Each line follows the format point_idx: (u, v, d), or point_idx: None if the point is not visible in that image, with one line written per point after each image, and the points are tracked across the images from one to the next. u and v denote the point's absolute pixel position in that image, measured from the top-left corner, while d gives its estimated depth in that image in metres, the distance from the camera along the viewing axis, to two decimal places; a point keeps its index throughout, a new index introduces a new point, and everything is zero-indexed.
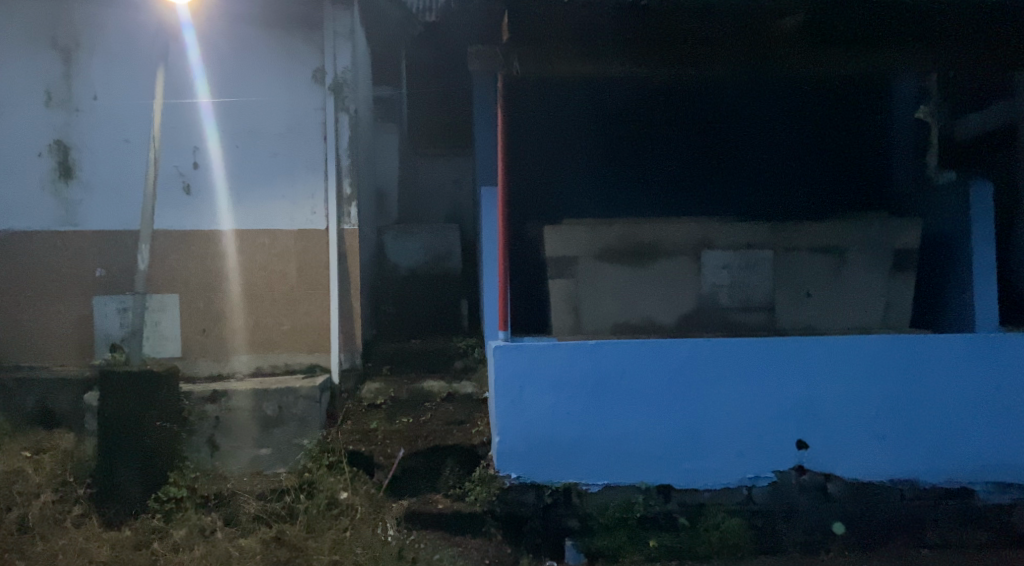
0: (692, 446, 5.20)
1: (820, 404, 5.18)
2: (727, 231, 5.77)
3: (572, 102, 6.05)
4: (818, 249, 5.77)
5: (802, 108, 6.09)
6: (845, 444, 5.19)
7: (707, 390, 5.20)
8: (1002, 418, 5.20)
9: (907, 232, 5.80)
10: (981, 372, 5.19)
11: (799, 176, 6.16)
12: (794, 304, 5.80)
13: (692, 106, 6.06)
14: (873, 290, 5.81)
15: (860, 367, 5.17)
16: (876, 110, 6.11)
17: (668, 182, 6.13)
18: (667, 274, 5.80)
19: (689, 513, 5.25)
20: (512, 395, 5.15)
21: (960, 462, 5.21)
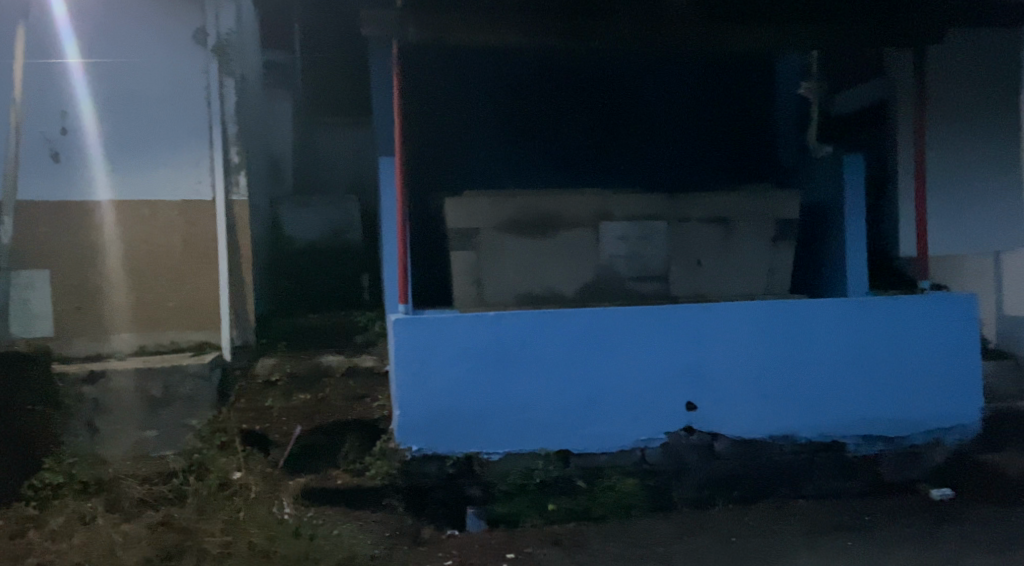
0: (591, 411, 5.27)
1: (710, 367, 5.36)
2: (624, 203, 6.28)
3: (482, 79, 6.58)
4: (707, 220, 6.40)
5: (698, 84, 6.79)
6: (733, 405, 5.38)
7: (605, 357, 5.28)
8: (874, 373, 5.49)
9: (787, 204, 6.46)
10: (857, 333, 5.47)
11: (696, 146, 6.82)
12: (688, 274, 6.42)
13: (597, 80, 6.68)
14: (749, 258, 6.48)
15: (747, 330, 5.38)
16: (761, 87, 6.85)
17: (577, 152, 6.74)
18: (568, 244, 6.24)
19: (588, 476, 5.30)
20: (413, 368, 5.11)
21: (837, 416, 5.47)
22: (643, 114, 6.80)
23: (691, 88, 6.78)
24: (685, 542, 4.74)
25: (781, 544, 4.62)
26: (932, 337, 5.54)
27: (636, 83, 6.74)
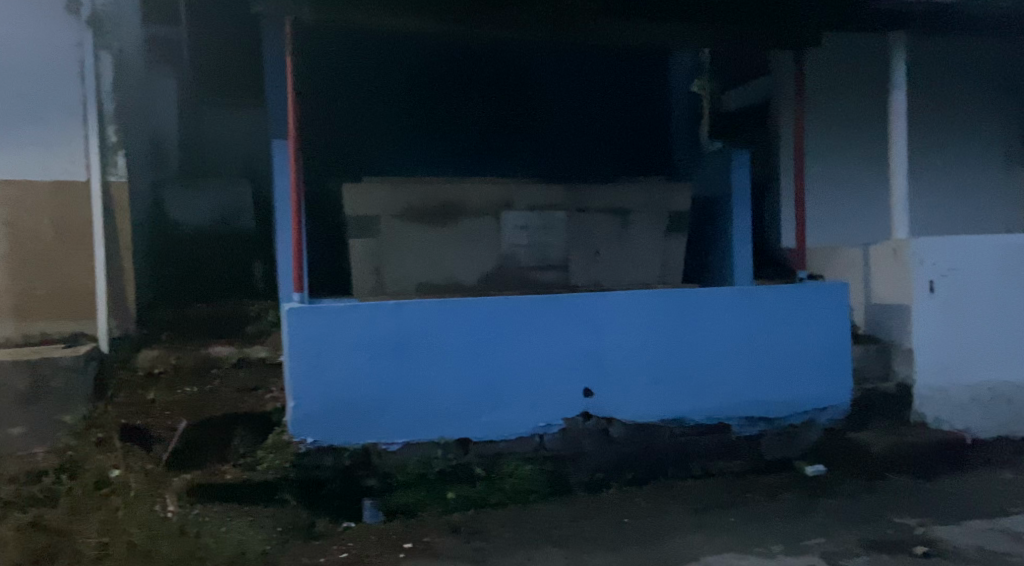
0: (490, 399, 5.28)
1: (606, 354, 5.46)
2: (524, 193, 6.31)
3: (381, 64, 6.48)
4: (604, 210, 6.51)
5: (596, 76, 6.89)
6: (628, 390, 5.51)
7: (504, 346, 5.29)
8: (759, 357, 5.74)
9: (680, 195, 6.64)
10: (744, 319, 5.70)
11: (594, 138, 6.92)
12: (588, 263, 6.51)
13: (499, 69, 6.67)
14: (645, 248, 6.63)
15: (642, 317, 5.51)
16: (657, 80, 6.95)
17: (479, 140, 6.72)
18: (470, 233, 6.22)
19: (486, 463, 5.32)
20: (308, 358, 4.99)
21: (725, 400, 5.69)
22: (544, 104, 6.83)
23: (590, 80, 6.87)
24: (580, 525, 4.81)
25: (671, 523, 4.75)
26: (811, 323, 5.83)
27: (538, 73, 6.77)
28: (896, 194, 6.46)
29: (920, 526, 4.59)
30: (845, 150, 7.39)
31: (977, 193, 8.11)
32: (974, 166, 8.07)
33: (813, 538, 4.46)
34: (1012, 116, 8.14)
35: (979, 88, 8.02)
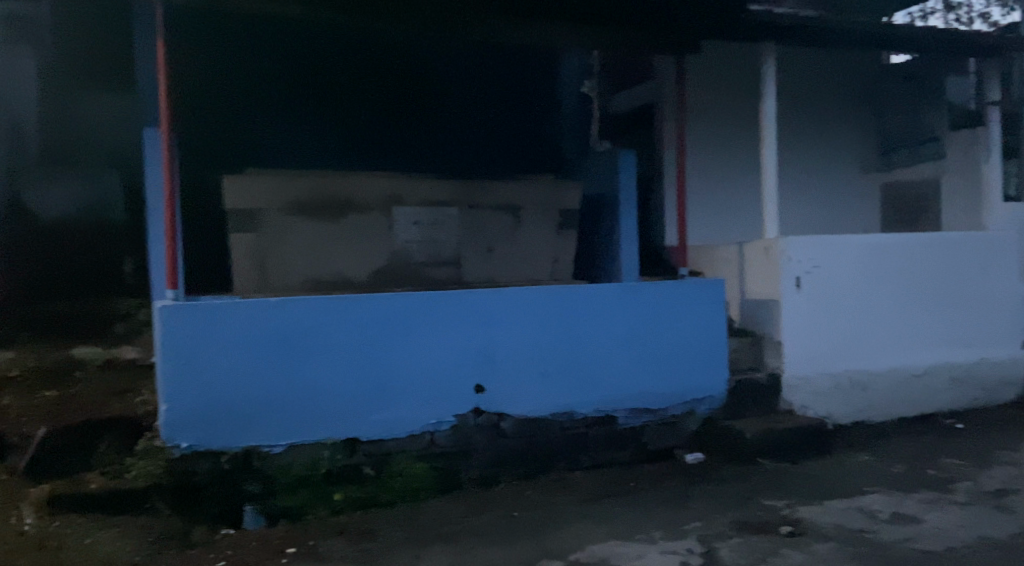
0: (379, 397, 5.19)
1: (496, 350, 5.48)
2: (416, 189, 6.23)
3: (266, 55, 6.25)
4: (495, 207, 6.54)
5: (489, 74, 6.88)
6: (518, 385, 5.54)
7: (393, 343, 5.22)
8: (643, 351, 5.92)
9: (569, 193, 6.72)
10: (629, 314, 5.86)
11: (486, 135, 6.93)
12: (479, 260, 6.54)
13: (390, 63, 6.55)
14: (536, 245, 6.72)
15: (532, 313, 5.57)
16: (548, 80, 7.04)
17: (368, 135, 6.61)
18: (359, 228, 6.10)
19: (375, 462, 5.21)
20: (184, 359, 4.76)
21: (610, 392, 5.82)
22: (436, 101, 6.77)
23: (484, 78, 6.86)
24: (468, 521, 4.79)
25: (557, 515, 4.81)
26: (692, 317, 6.06)
27: (430, 69, 6.69)
28: (767, 194, 6.76)
29: (787, 508, 4.85)
30: (722, 151, 7.72)
31: (841, 196, 8.65)
32: (839, 172, 8.61)
33: (690, 523, 4.62)
34: (869, 122, 8.71)
35: (840, 99, 8.56)
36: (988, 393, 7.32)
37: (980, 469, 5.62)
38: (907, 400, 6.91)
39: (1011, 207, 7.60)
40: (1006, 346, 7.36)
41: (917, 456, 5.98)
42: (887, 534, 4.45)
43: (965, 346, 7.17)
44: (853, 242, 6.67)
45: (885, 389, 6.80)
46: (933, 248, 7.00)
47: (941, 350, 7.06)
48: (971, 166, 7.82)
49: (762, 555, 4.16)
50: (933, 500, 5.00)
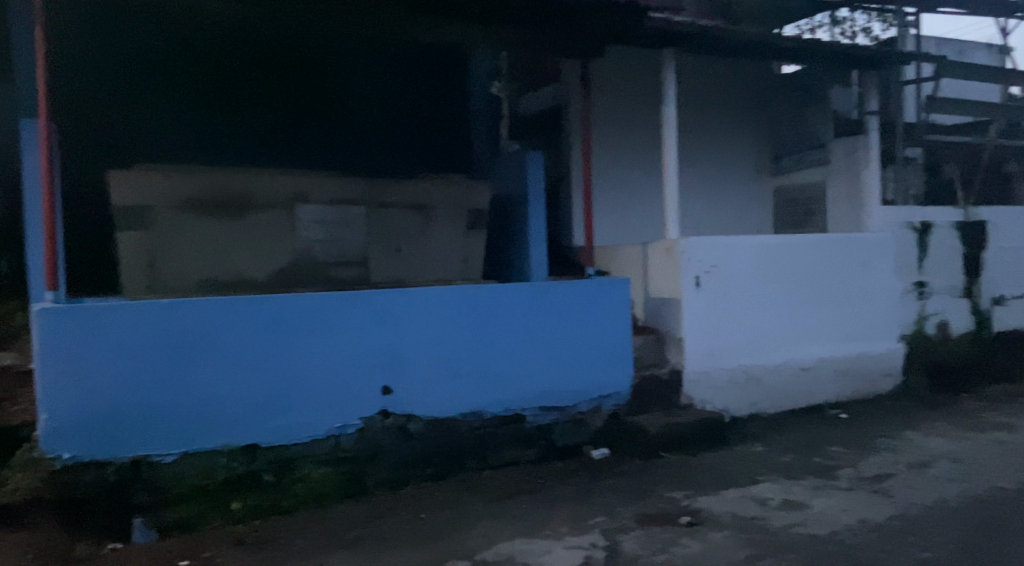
0: (280, 402, 5.03)
1: (403, 351, 5.41)
2: (320, 188, 6.17)
3: (163, 48, 5.95)
4: (403, 206, 6.52)
5: (398, 74, 6.77)
6: (425, 387, 5.48)
7: (296, 346, 5.07)
8: (550, 350, 5.96)
9: (476, 194, 6.79)
10: (536, 313, 5.90)
11: (395, 134, 6.82)
12: (387, 259, 6.48)
13: (295, 60, 6.34)
14: (445, 245, 6.69)
15: (439, 313, 5.52)
16: (457, 81, 7.00)
17: (274, 132, 6.38)
18: (260, 227, 5.98)
19: (276, 469, 5.03)
20: (66, 365, 4.49)
21: (518, 392, 5.83)
22: (344, 100, 6.61)
23: (393, 77, 6.75)
24: (374, 525, 4.70)
25: (464, 515, 4.78)
26: (596, 316, 6.15)
27: (337, 67, 6.53)
28: (668, 198, 6.94)
29: (686, 498, 4.99)
30: (625, 153, 7.88)
31: (739, 197, 9.00)
32: (737, 174, 8.96)
33: (594, 517, 4.69)
34: (762, 127, 9.10)
35: (736, 104, 8.90)
36: (871, 385, 7.76)
37: (862, 456, 5.95)
38: (797, 393, 7.24)
39: (889, 211, 8.09)
40: (884, 340, 7.84)
41: (805, 445, 6.27)
42: (778, 521, 4.65)
43: (848, 342, 7.58)
44: (748, 243, 6.93)
45: (778, 384, 7.11)
46: (818, 249, 7.38)
47: (828, 346, 7.44)
48: (852, 168, 8.12)
49: (663, 545, 4.26)
50: (820, 487, 5.25)
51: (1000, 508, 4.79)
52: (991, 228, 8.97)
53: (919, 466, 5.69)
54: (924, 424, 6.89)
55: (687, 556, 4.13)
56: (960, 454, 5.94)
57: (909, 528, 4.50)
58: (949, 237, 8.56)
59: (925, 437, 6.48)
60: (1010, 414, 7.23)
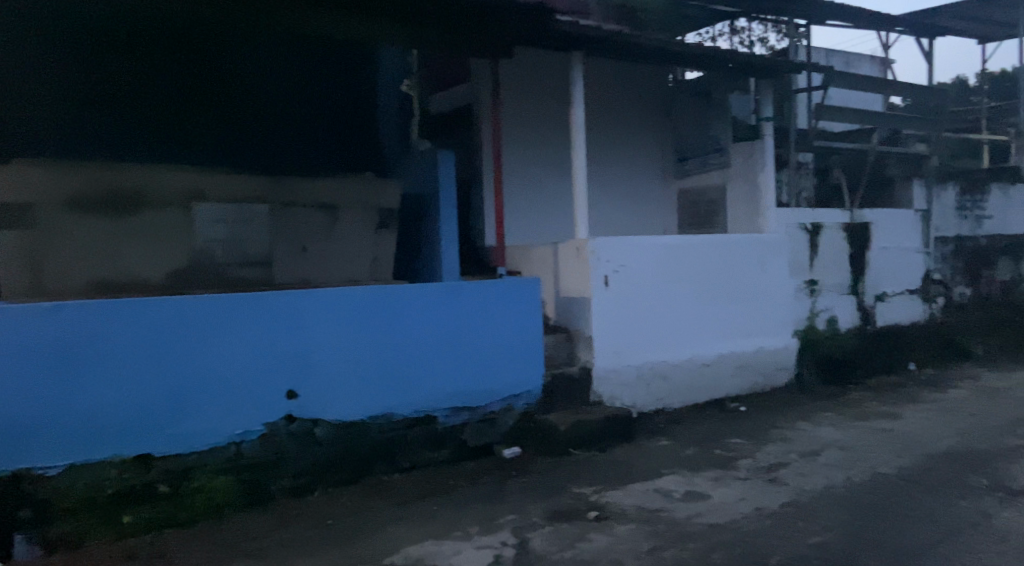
0: (178, 408, 4.83)
1: (310, 354, 5.28)
2: (218, 183, 6.00)
3: (43, 28, 5.31)
4: (309, 206, 6.41)
5: (310, 69, 6.29)
6: (332, 390, 5.36)
7: (196, 350, 4.87)
8: (460, 350, 5.94)
9: (387, 194, 6.78)
10: (446, 313, 5.87)
11: (307, 135, 6.35)
12: (292, 259, 6.37)
13: (196, 49, 5.79)
14: (355, 245, 6.66)
15: (348, 314, 5.42)
16: (370, 79, 6.63)
17: (173, 129, 5.82)
18: (155, 226, 5.81)
19: (172, 479, 4.79)
20: None
21: (430, 392, 5.79)
22: (251, 96, 6.07)
23: (303, 73, 6.26)
24: (279, 533, 4.57)
25: (373, 520, 4.71)
26: (507, 316, 6.18)
27: (243, 59, 5.98)
28: (578, 198, 7.03)
29: (594, 494, 5.07)
30: (534, 153, 7.94)
31: (645, 198, 9.24)
32: (643, 176, 9.20)
33: (504, 516, 4.70)
34: (666, 131, 9.35)
35: (640, 108, 9.11)
36: (767, 378, 8.10)
37: (758, 447, 6.20)
38: (700, 388, 7.47)
39: (784, 212, 8.47)
40: (779, 335, 8.20)
41: (705, 438, 6.48)
42: (681, 512, 4.78)
43: (747, 337, 7.88)
44: (654, 242, 7.11)
45: (682, 379, 7.31)
46: (719, 248, 7.64)
47: (728, 342, 7.72)
48: (750, 170, 8.43)
49: (571, 541, 4.31)
50: (720, 478, 5.44)
51: (883, 492, 5.08)
52: (874, 230, 9.52)
53: (810, 454, 5.98)
54: (815, 414, 7.24)
55: (593, 551, 4.19)
56: (848, 443, 6.27)
57: (801, 515, 4.71)
58: (837, 237, 9.03)
59: (816, 427, 6.81)
60: (891, 403, 7.69)
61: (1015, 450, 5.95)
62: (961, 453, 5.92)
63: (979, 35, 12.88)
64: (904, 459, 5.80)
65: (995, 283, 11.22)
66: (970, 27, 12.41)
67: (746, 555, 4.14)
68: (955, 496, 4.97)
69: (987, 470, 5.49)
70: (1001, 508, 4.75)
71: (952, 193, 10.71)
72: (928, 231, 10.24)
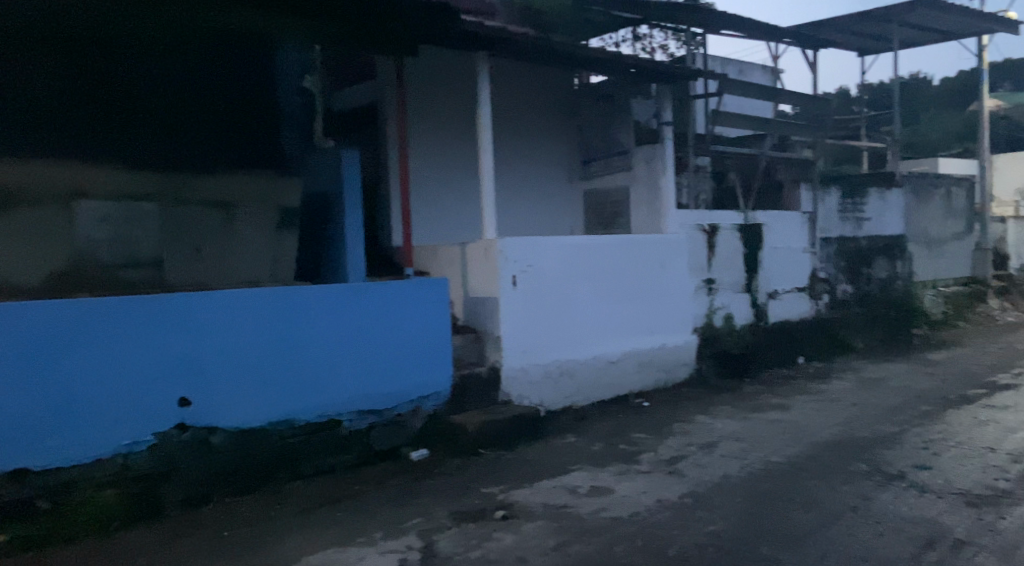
0: (58, 419, 4.57)
1: (205, 359, 5.07)
2: (103, 179, 5.68)
3: None
4: (204, 204, 6.15)
5: (203, 61, 6.04)
6: (229, 397, 5.16)
7: (79, 357, 4.64)
8: (365, 352, 5.82)
9: (288, 193, 6.61)
10: (350, 316, 5.74)
11: (203, 128, 6.10)
12: (186, 261, 6.09)
13: (74, 39, 5.52)
14: (255, 246, 6.43)
15: (246, 318, 5.24)
16: (269, 71, 6.41)
17: (52, 122, 5.48)
18: (33, 227, 5.43)
19: (52, 494, 4.54)
20: None
21: (333, 397, 5.64)
22: (139, 89, 5.81)
23: (196, 64, 6.00)
24: (171, 547, 4.36)
25: (273, 529, 4.56)
26: (413, 317, 6.09)
27: (128, 49, 5.73)
28: (485, 198, 7.03)
29: (501, 493, 5.07)
30: (441, 152, 7.88)
31: (552, 199, 9.32)
32: (550, 176, 9.28)
33: (410, 519, 4.64)
34: (571, 133, 9.47)
35: (545, 110, 9.19)
36: (669, 374, 8.31)
37: (660, 440, 6.35)
38: (606, 385, 7.60)
39: (683, 214, 8.76)
40: (681, 333, 8.43)
41: (610, 433, 6.59)
42: (586, 507, 4.84)
43: (650, 335, 8.06)
44: (561, 242, 7.18)
45: (589, 376, 7.42)
46: (624, 248, 7.80)
47: (633, 339, 7.89)
48: (652, 174, 8.63)
49: (477, 541, 4.29)
50: (624, 472, 5.54)
51: (775, 480, 5.30)
52: (766, 231, 9.94)
53: (708, 446, 6.17)
54: (714, 408, 7.48)
55: (499, 549, 4.19)
56: (743, 434, 6.51)
57: (700, 504, 4.85)
58: (733, 237, 9.39)
59: (714, 419, 7.04)
60: (783, 395, 8.04)
61: (892, 436, 6.33)
62: (845, 440, 6.25)
63: (859, 48, 13.67)
64: (794, 448, 6.07)
65: (874, 280, 11.92)
66: (850, 41, 13.14)
67: (649, 547, 4.22)
68: (840, 481, 5.23)
69: (868, 456, 5.81)
70: (881, 491, 5.03)
71: (835, 196, 11.27)
72: (814, 232, 10.80)
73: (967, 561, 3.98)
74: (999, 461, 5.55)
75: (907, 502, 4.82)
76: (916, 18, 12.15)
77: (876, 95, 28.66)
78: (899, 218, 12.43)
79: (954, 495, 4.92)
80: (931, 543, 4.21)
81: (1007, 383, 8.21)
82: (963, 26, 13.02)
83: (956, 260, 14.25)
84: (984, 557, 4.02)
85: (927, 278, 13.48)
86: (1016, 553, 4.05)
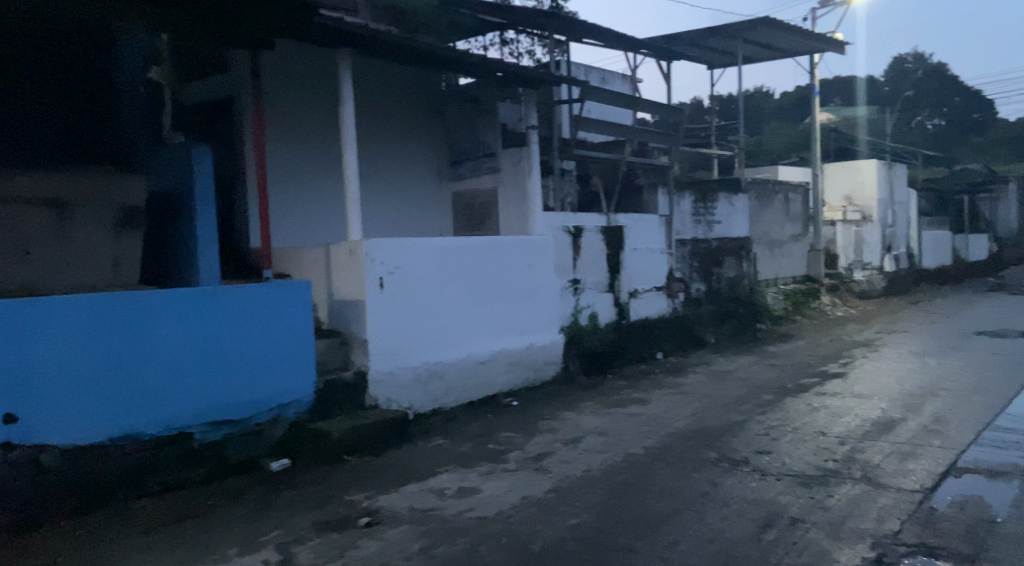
0: None
1: (34, 371, 4.71)
2: None
3: None
4: (31, 202, 5.76)
5: (33, 50, 5.71)
6: (63, 411, 4.80)
7: None
8: (217, 360, 5.56)
9: (131, 191, 6.23)
10: (200, 322, 5.47)
11: (35, 119, 5.85)
12: (10, 262, 5.65)
13: None
14: (90, 248, 6.04)
15: (82, 326, 4.90)
16: (107, 66, 6.07)
17: None
18: None
19: None
20: None
21: (182, 407, 5.35)
22: None
23: (25, 55, 5.69)
24: None
25: (110, 552, 4.27)
26: (268, 322, 5.87)
27: None
28: (350, 198, 6.88)
29: (366, 500, 4.98)
30: (301, 151, 7.66)
31: (417, 200, 9.26)
32: (415, 176, 9.22)
33: (268, 532, 4.49)
34: (437, 134, 9.44)
35: (411, 110, 9.14)
36: (537, 372, 8.43)
37: (526, 438, 6.45)
38: (476, 385, 7.63)
39: (549, 217, 8.93)
40: (547, 332, 8.58)
41: (476, 433, 6.63)
42: (452, 508, 4.85)
43: (516, 335, 8.15)
44: (428, 244, 7.14)
45: (458, 377, 7.42)
46: (489, 250, 7.85)
47: (501, 339, 7.96)
48: (518, 177, 8.67)
49: (340, 550, 4.20)
50: (490, 471, 5.58)
51: (633, 471, 5.51)
52: (627, 233, 10.31)
53: (572, 442, 6.33)
54: (578, 404, 7.68)
55: (362, 557, 4.12)
56: (605, 428, 6.72)
57: (562, 499, 4.97)
58: (596, 238, 9.68)
59: (578, 416, 7.23)
60: (643, 390, 8.37)
61: (739, 424, 6.74)
62: (698, 430, 6.59)
63: (709, 62, 14.46)
64: (652, 440, 6.34)
65: (724, 279, 12.65)
66: (701, 55, 13.89)
67: (514, 544, 4.28)
68: (692, 470, 5.51)
69: (717, 444, 6.15)
70: (728, 476, 5.34)
71: (688, 200, 11.85)
72: (670, 234, 11.31)
73: (800, 537, 4.29)
74: (829, 444, 6.03)
75: (751, 486, 5.14)
76: (758, 35, 13.01)
77: (724, 106, 30.43)
78: (745, 221, 13.25)
79: (791, 477, 5.29)
80: (769, 523, 4.51)
81: (837, 372, 8.95)
82: (798, 45, 14.10)
83: (793, 261, 15.52)
84: (815, 532, 4.35)
85: (769, 277, 14.72)
86: (842, 527, 4.41)
